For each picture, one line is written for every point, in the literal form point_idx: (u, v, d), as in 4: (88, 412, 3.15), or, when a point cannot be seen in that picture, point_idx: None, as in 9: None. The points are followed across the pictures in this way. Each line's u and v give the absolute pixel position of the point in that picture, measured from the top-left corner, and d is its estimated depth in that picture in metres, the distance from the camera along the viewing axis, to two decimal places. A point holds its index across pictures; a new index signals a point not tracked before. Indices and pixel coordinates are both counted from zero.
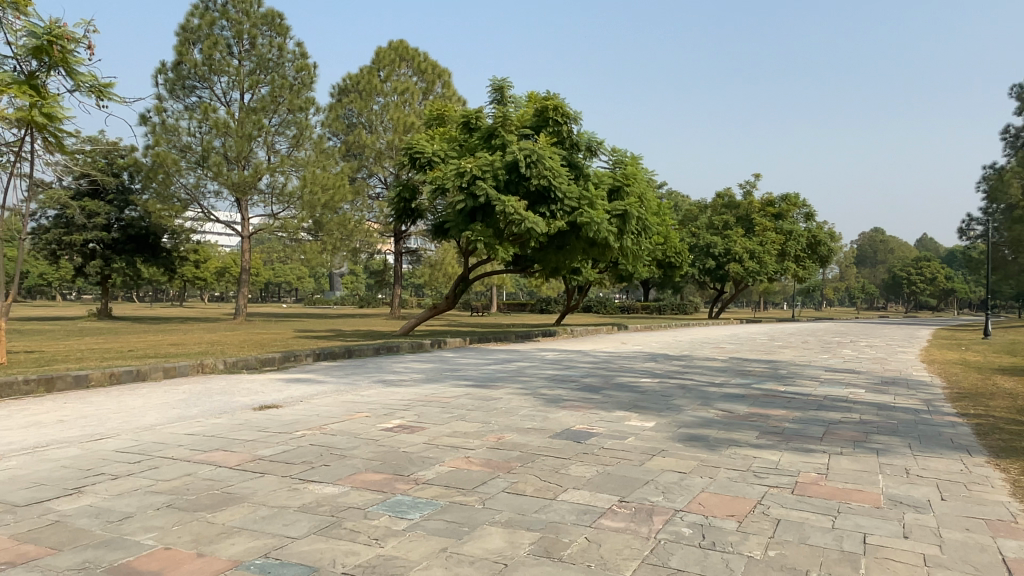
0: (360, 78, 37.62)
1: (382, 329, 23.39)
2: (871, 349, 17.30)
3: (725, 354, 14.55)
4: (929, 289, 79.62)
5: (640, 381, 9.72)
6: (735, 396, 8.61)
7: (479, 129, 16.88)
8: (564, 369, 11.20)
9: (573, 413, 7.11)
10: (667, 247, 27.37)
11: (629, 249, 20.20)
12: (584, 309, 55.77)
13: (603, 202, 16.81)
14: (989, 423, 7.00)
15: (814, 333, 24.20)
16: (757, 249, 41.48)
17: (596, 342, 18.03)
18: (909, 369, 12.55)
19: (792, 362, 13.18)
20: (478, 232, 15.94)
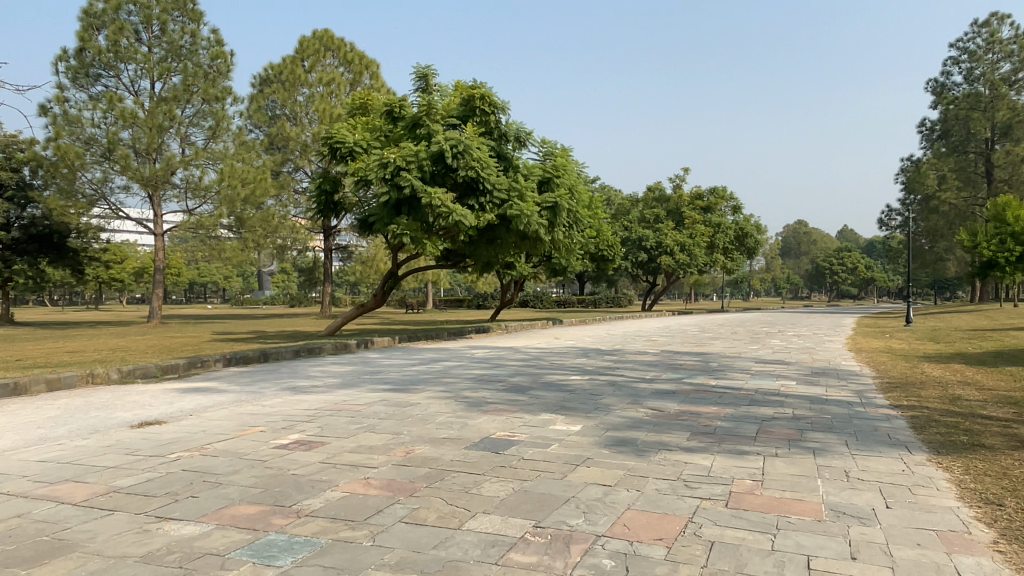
0: (282, 68, 36.14)
1: (306, 330, 22.37)
2: (800, 339, 17.40)
3: (657, 347, 14.30)
4: (850, 278, 82.86)
5: (569, 379, 9.26)
6: (666, 393, 8.23)
7: (403, 118, 16.12)
8: (490, 368, 10.66)
9: (494, 418, 6.54)
10: (601, 240, 27.09)
11: (562, 243, 19.71)
12: (520, 304, 55.52)
13: (534, 194, 16.23)
14: (923, 416, 6.79)
15: (744, 324, 24.38)
16: (688, 242, 41.98)
17: (528, 338, 17.55)
18: (838, 358, 12.54)
19: (722, 354, 13.01)
20: (403, 225, 15.14)
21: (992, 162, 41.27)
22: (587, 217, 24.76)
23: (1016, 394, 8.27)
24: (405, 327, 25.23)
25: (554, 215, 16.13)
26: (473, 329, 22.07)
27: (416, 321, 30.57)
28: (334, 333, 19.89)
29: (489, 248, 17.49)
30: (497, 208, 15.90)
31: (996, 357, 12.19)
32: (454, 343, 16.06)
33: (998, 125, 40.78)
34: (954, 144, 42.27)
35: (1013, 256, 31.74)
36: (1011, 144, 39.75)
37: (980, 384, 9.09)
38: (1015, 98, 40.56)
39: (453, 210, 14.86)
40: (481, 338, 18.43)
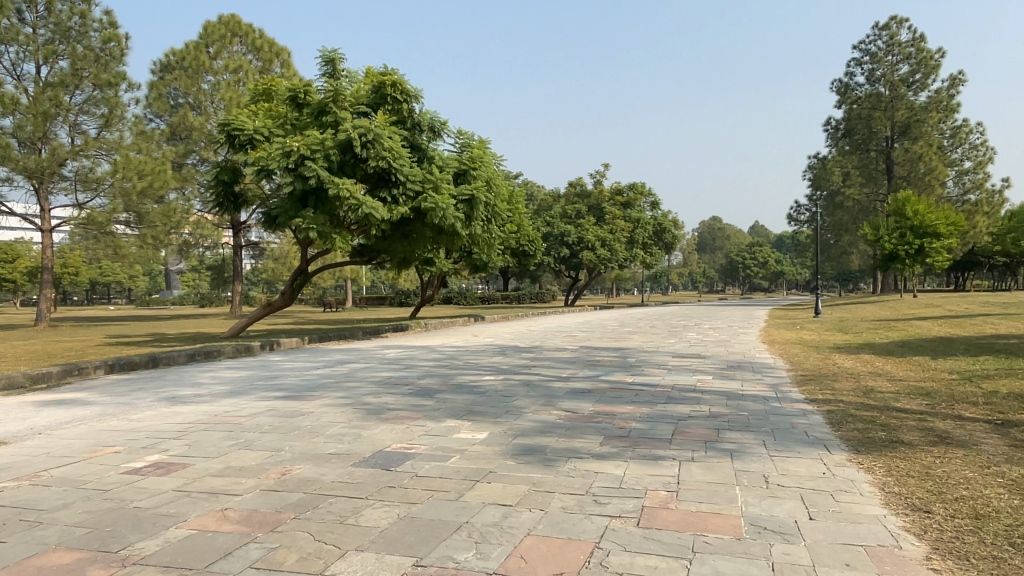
0: (185, 53, 34.14)
1: (209, 331, 21.01)
2: (715, 332, 17.46)
3: (575, 343, 13.97)
4: (762, 272, 85.98)
5: (480, 380, 8.73)
6: (581, 392, 7.82)
7: (308, 104, 15.19)
8: (399, 369, 10.01)
9: (392, 427, 5.92)
10: (521, 235, 26.63)
11: (481, 237, 19.09)
12: (442, 301, 54.74)
13: (450, 186, 15.56)
14: (839, 410, 6.59)
15: (662, 318, 24.50)
16: (608, 237, 42.27)
17: (445, 336, 16.92)
18: (752, 351, 12.52)
19: (640, 349, 12.79)
20: (309, 218, 14.24)
21: (891, 159, 43.43)
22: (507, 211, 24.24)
23: (926, 385, 8.27)
24: (318, 326, 24.11)
25: (471, 208, 15.52)
26: (390, 327, 21.26)
27: (331, 321, 29.42)
28: (238, 335, 18.74)
29: (404, 243, 16.73)
30: (411, 201, 15.17)
31: (903, 346, 12.43)
32: (366, 343, 15.29)
33: (897, 125, 42.91)
34: (857, 141, 44.22)
35: (912, 249, 33.36)
36: (908, 143, 41.91)
37: (890, 375, 9.10)
38: (912, 99, 42.75)
39: (363, 202, 14.06)
40: (396, 337, 17.68)
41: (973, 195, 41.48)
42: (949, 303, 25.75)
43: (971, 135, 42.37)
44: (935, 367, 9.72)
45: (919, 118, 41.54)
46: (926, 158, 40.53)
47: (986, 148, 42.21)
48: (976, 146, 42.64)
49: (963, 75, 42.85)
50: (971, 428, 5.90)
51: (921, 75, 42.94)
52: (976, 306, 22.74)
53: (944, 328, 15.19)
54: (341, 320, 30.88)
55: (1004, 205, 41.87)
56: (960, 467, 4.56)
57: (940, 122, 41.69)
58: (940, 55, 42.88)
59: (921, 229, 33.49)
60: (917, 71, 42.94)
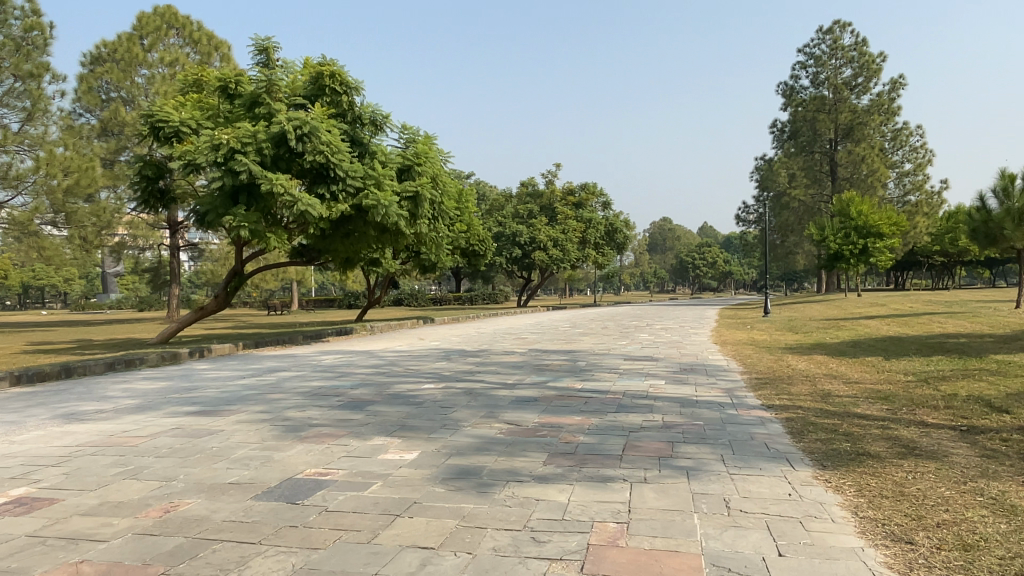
0: (117, 45, 32.45)
1: (139, 337, 19.79)
2: (667, 333, 17.13)
3: (524, 346, 13.44)
4: (711, 272, 87.17)
5: (419, 388, 8.10)
6: (526, 400, 7.26)
7: (240, 95, 14.31)
8: (333, 377, 9.29)
9: (311, 447, 5.25)
10: (471, 234, 25.92)
11: (427, 236, 18.37)
12: (392, 303, 53.66)
13: (393, 183, 14.83)
14: (799, 418, 6.17)
15: (613, 318, 24.15)
16: (560, 237, 41.95)
17: (390, 340, 16.19)
18: (705, 352, 12.17)
19: (591, 351, 12.33)
20: (240, 216, 13.36)
21: (835, 161, 44.27)
22: (455, 210, 23.52)
23: (884, 388, 7.96)
24: (258, 330, 23.04)
25: (415, 205, 14.82)
26: (333, 331, 20.37)
27: (273, 325, 28.26)
28: (168, 341, 17.68)
29: (345, 242, 15.92)
30: (351, 198, 14.40)
31: (854, 346, 12.25)
32: (304, 348, 14.47)
33: (841, 127, 43.77)
34: (803, 143, 44.94)
35: (856, 249, 33.90)
36: (852, 145, 42.77)
37: (846, 377, 8.79)
38: (855, 102, 43.66)
39: (298, 199, 13.25)
40: (338, 341, 16.86)
41: (913, 196, 42.57)
42: (893, 301, 26.11)
43: (911, 137, 43.50)
44: (890, 368, 9.47)
45: (862, 120, 42.44)
46: (868, 160, 41.40)
47: (925, 150, 43.38)
48: (915, 148, 43.80)
49: (903, 79, 43.96)
50: (939, 437, 5.53)
51: (864, 78, 43.91)
52: (919, 305, 23.04)
53: (892, 327, 15.16)
54: (285, 323, 29.74)
55: (942, 206, 43.06)
56: (935, 485, 4.14)
57: (881, 124, 42.66)
58: (881, 59, 43.93)
59: (865, 229, 34.06)
60: (860, 74, 43.88)
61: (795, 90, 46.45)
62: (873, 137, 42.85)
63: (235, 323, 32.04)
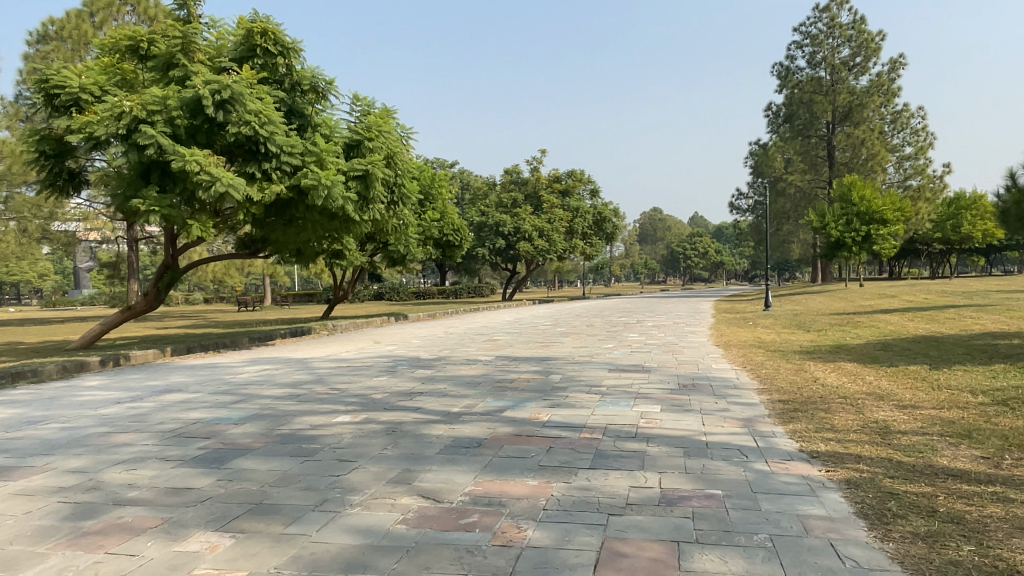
0: (64, 23, 29.87)
1: (64, 340, 17.50)
2: (660, 332, 14.98)
3: (492, 352, 11.28)
4: (702, 263, 85.36)
5: (326, 423, 5.92)
6: (465, 445, 5.10)
7: (154, 57, 12.10)
8: (228, 403, 7.11)
9: (65, 567, 3.08)
10: (445, 222, 23.56)
11: (389, 223, 16.14)
12: (372, 297, 51.42)
13: (340, 160, 12.60)
14: (867, 482, 4.07)
15: (600, 314, 21.97)
16: (546, 227, 39.79)
17: (342, 343, 14.09)
18: (708, 359, 10.06)
19: (567, 358, 10.26)
20: (150, 199, 11.19)
21: (834, 145, 42.34)
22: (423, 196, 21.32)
23: (956, 418, 5.87)
24: (208, 331, 20.79)
25: (367, 187, 12.62)
26: (288, 332, 18.15)
27: (231, 323, 25.99)
28: (89, 346, 15.46)
29: (288, 228, 13.75)
30: (289, 177, 12.22)
31: (884, 351, 10.18)
32: (236, 356, 12.32)
33: (839, 110, 41.80)
34: (799, 127, 42.93)
35: (859, 236, 31.97)
36: (850, 127, 40.87)
37: (898, 399, 6.69)
38: (853, 83, 41.71)
39: (218, 179, 11.04)
40: (285, 345, 14.71)
41: (914, 181, 40.71)
42: (903, 293, 24.14)
43: (912, 119, 41.56)
44: (948, 384, 7.34)
45: (860, 102, 40.46)
46: (868, 143, 39.59)
47: (927, 133, 41.49)
48: (917, 131, 41.91)
49: (903, 58, 42.04)
50: None
51: (862, 58, 41.99)
52: (936, 296, 20.99)
53: (919, 325, 13.10)
54: (246, 320, 27.54)
55: (944, 191, 41.14)
56: None
57: (881, 106, 40.73)
58: (880, 37, 42.00)
59: (868, 215, 32.11)
60: (859, 53, 41.94)
61: (790, 71, 44.42)
62: (873, 119, 40.92)
63: (196, 321, 29.86)
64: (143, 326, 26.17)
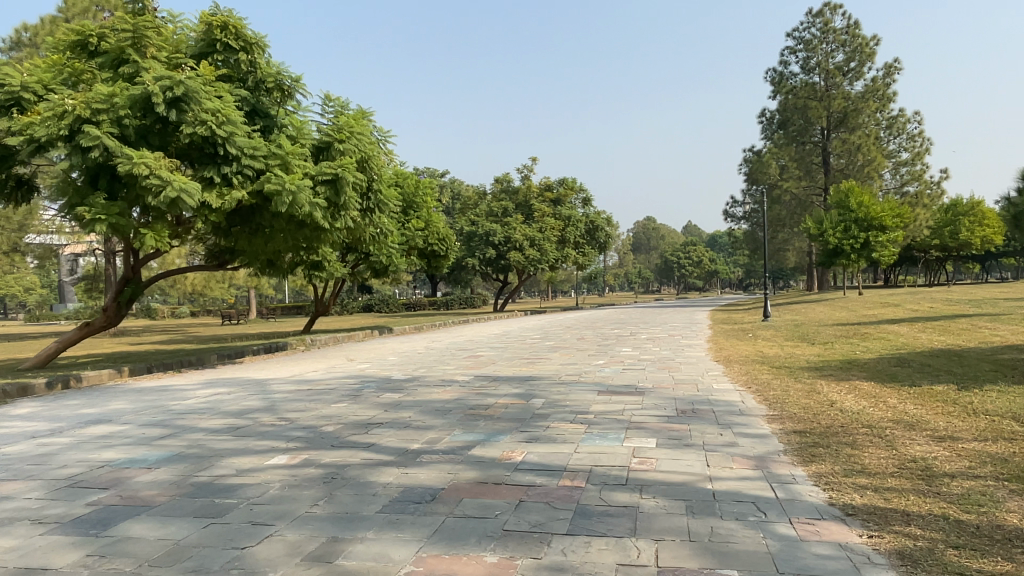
0: (38, 30, 28.96)
1: (21, 359, 16.42)
2: (655, 346, 14.02)
3: (472, 371, 10.32)
4: (697, 271, 84.57)
5: (256, 468, 4.92)
6: (417, 498, 4.12)
7: (106, 53, 11.21)
8: (153, 439, 6.11)
9: None
10: (429, 231, 22.49)
11: (366, 231, 15.16)
12: (361, 309, 50.38)
13: (308, 163, 11.64)
14: (926, 557, 3.11)
15: (592, 326, 21.02)
16: (537, 236, 38.92)
17: (314, 360, 13.11)
18: (708, 378, 9.12)
19: (553, 378, 9.31)
20: (98, 206, 10.28)
21: (829, 151, 41.63)
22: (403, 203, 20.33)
23: (1007, 454, 4.91)
24: (180, 348, 19.72)
25: (337, 192, 11.66)
26: (261, 348, 17.12)
27: (209, 338, 24.93)
28: (44, 366, 14.41)
29: (255, 237, 12.81)
30: (251, 182, 11.29)
31: (901, 367, 9.25)
32: (194, 376, 11.33)
33: (834, 115, 41.18)
34: (793, 133, 42.20)
35: (857, 243, 31.21)
36: (845, 133, 40.22)
37: (933, 429, 5.74)
38: (848, 88, 41.12)
39: (170, 183, 10.12)
40: (253, 363, 13.71)
41: (911, 187, 40.07)
42: (905, 301, 23.32)
43: (908, 125, 40.96)
44: (985, 408, 6.39)
45: (856, 107, 39.84)
46: (864, 149, 39.01)
47: (923, 139, 40.89)
48: (913, 137, 41.32)
49: (897, 63, 41.51)
50: None
51: (857, 63, 41.38)
52: (941, 305, 20.13)
53: (933, 337, 12.21)
54: (224, 335, 26.47)
55: (942, 196, 40.48)
56: None
57: (876, 111, 40.11)
58: (875, 42, 41.45)
59: (866, 221, 31.36)
60: (853, 59, 41.34)
61: (784, 77, 43.77)
62: (868, 125, 40.31)
63: (173, 336, 28.76)
64: (116, 342, 25.07)
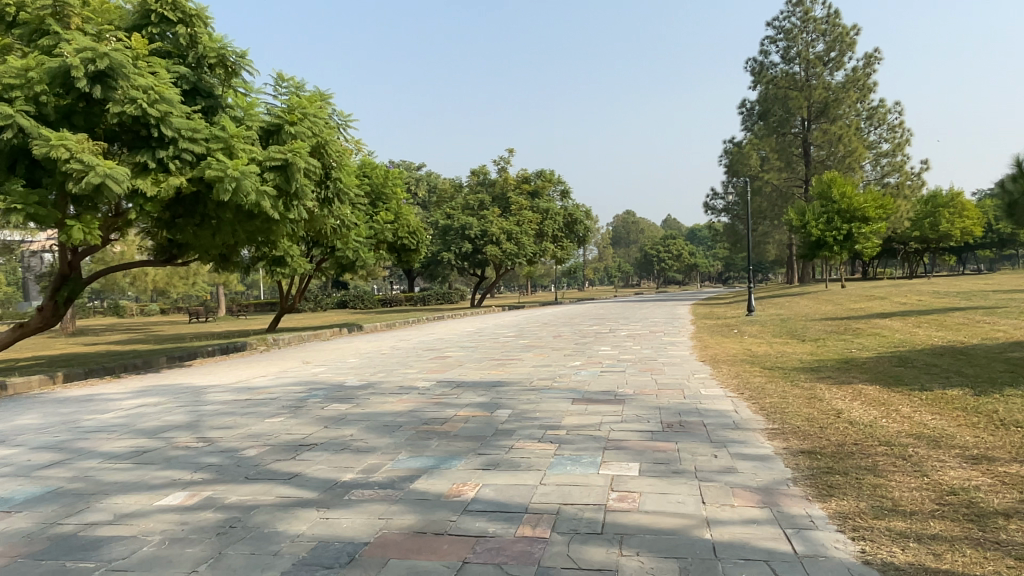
0: None
1: None
2: (636, 344, 13.15)
3: (435, 375, 9.37)
4: (676, 265, 84.22)
5: (141, 513, 3.92)
6: (330, 559, 3.15)
7: (27, 24, 10.06)
8: (37, 469, 5.09)
9: None
10: (399, 224, 21.23)
11: (326, 223, 14.13)
12: (335, 305, 49.12)
13: (254, 147, 10.56)
14: None
15: (570, 322, 20.13)
16: (515, 229, 37.94)
17: (267, 363, 12.08)
18: (695, 382, 8.24)
19: (523, 383, 8.39)
20: (13, 194, 9.15)
21: (809, 143, 41.12)
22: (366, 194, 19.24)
23: None
24: (132, 349, 18.51)
25: (288, 179, 10.62)
26: (216, 349, 15.99)
27: (168, 338, 23.67)
28: None
29: (201, 228, 11.73)
30: (191, 168, 10.24)
31: (904, 368, 8.45)
32: (129, 384, 10.24)
33: (814, 107, 40.65)
34: (773, 124, 41.62)
35: (840, 235, 30.61)
36: (825, 124, 39.74)
37: (961, 445, 4.89)
38: (828, 78, 40.60)
39: (94, 167, 9.02)
40: (202, 367, 12.64)
41: (891, 178, 39.68)
42: (890, 294, 22.73)
43: (888, 115, 40.58)
44: (1015, 418, 5.56)
45: (837, 98, 39.34)
46: (845, 139, 38.53)
47: (903, 129, 40.55)
48: (893, 127, 40.98)
49: (877, 53, 41.15)
50: None
51: (837, 53, 40.86)
52: (929, 298, 19.51)
53: (931, 332, 11.45)
54: (186, 334, 25.21)
55: (922, 188, 40.14)
56: None
57: (857, 102, 39.64)
58: (854, 32, 41.01)
59: (849, 213, 30.80)
60: (833, 48, 40.84)
61: (764, 67, 43.15)
62: (848, 116, 39.87)
63: (132, 336, 27.41)
64: (69, 342, 23.73)
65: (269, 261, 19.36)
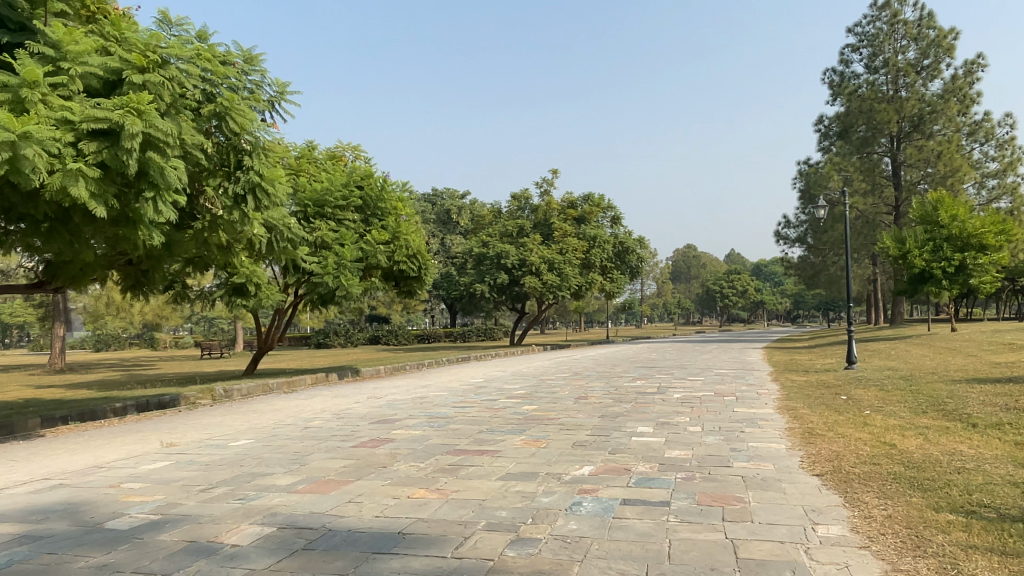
0: None
1: None
2: (696, 420, 8.46)
3: (305, 499, 4.96)
4: (742, 302, 77.89)
5: None
6: None
7: None
8: None
9: None
10: (397, 245, 16.83)
11: (249, 233, 10.01)
12: (367, 340, 45.36)
13: (68, 101, 6.58)
14: None
15: (610, 373, 15.47)
16: (558, 258, 33.34)
17: (121, 442, 7.90)
18: (832, 564, 3.56)
19: (440, 546, 3.87)
20: None
21: (900, 164, 35.62)
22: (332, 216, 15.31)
23: None
24: (53, 397, 14.71)
25: (121, 153, 6.55)
26: (131, 405, 11.92)
27: (134, 381, 19.93)
28: None
29: (32, 235, 7.80)
30: None
31: None
32: None
33: (907, 122, 35.11)
34: (856, 142, 36.22)
35: (951, 267, 25.14)
36: (918, 140, 34.32)
37: None
38: (923, 88, 35.16)
39: None
40: (43, 441, 8.59)
41: (1002, 203, 33.84)
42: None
43: (996, 130, 34.80)
44: None
45: (935, 110, 33.79)
46: (946, 156, 32.96)
47: (1014, 146, 34.68)
48: (1001, 144, 35.16)
49: (979, 59, 35.59)
50: None
51: (932, 59, 35.43)
52: None
53: None
54: (159, 376, 21.48)
55: None
56: None
57: (957, 115, 34.04)
58: (952, 36, 35.54)
59: (961, 239, 25.40)
60: (928, 54, 35.44)
61: (845, 78, 38.05)
62: (946, 132, 34.38)
63: (109, 373, 23.95)
64: (22, 383, 20.27)
65: (229, 288, 15.60)
